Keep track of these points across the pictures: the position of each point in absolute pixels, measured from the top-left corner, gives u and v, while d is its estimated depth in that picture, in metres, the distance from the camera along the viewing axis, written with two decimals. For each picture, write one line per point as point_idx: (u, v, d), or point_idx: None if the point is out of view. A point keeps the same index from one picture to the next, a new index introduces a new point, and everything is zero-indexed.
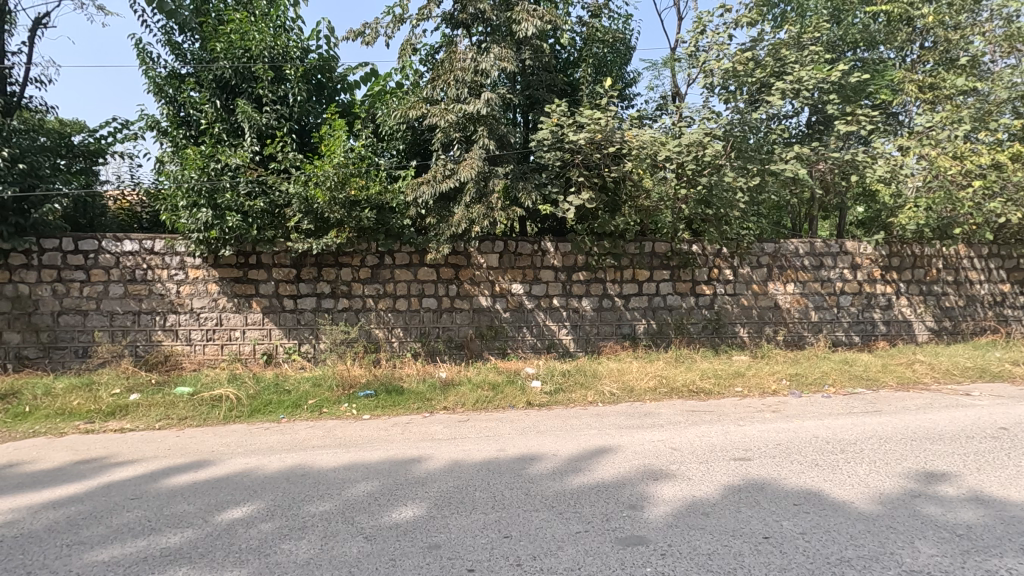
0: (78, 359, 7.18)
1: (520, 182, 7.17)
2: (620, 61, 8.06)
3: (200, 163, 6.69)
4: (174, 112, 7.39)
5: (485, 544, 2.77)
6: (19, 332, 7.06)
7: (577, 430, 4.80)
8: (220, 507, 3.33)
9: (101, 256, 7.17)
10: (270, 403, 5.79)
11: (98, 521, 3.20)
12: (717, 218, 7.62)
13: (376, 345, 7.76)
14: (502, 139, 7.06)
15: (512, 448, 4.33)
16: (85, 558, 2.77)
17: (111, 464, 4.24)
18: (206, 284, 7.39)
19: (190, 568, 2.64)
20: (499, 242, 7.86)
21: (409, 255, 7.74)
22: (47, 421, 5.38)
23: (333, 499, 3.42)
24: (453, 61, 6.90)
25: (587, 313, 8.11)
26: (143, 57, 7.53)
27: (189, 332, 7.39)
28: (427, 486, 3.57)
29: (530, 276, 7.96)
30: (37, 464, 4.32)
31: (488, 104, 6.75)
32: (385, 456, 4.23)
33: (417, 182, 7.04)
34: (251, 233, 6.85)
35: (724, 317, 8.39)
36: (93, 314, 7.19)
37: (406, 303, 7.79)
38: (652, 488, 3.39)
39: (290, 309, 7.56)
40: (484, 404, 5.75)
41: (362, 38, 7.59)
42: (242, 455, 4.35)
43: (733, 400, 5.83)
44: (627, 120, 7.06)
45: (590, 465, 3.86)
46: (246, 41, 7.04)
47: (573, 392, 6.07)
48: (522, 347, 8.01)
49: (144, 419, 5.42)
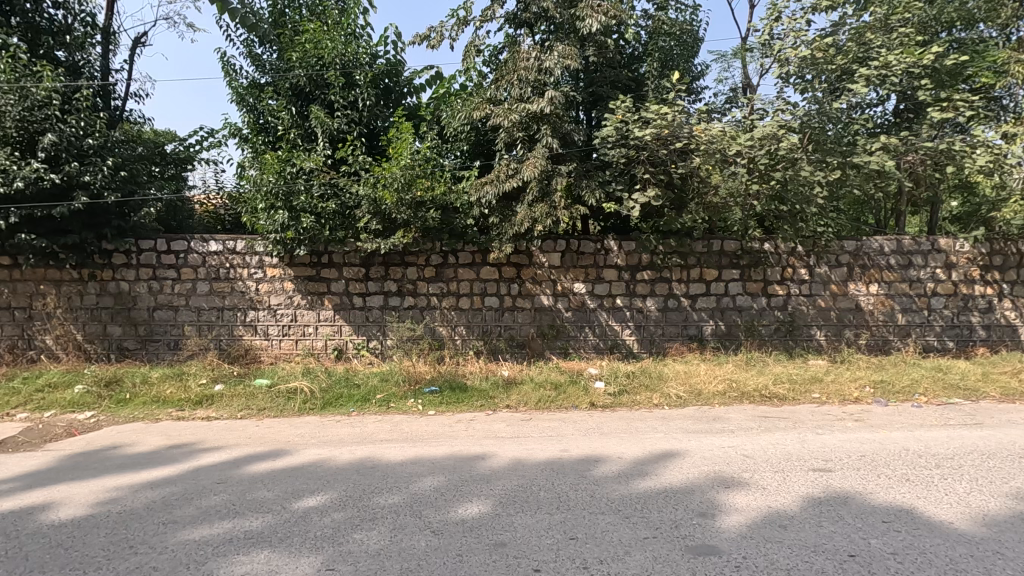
0: (170, 351, 7.78)
1: (583, 180, 7.06)
2: (688, 55, 7.83)
3: (278, 167, 7.04)
4: (255, 120, 7.87)
5: (551, 545, 2.75)
6: (120, 326, 7.72)
7: (641, 433, 4.69)
8: (296, 495, 3.50)
9: (190, 255, 7.71)
10: (341, 397, 6.04)
11: (189, 502, 3.45)
12: (792, 215, 7.21)
13: (440, 343, 7.91)
14: (565, 138, 6.98)
15: (575, 449, 4.28)
16: (179, 536, 2.99)
17: (199, 450, 4.56)
18: (282, 282, 7.80)
19: (271, 552, 2.79)
20: (562, 241, 7.80)
21: (472, 254, 7.84)
22: (144, 408, 5.88)
23: (401, 492, 3.51)
24: (517, 60, 6.89)
25: (652, 313, 7.92)
26: (227, 69, 8.06)
27: (267, 327, 7.83)
28: (491, 484, 3.59)
29: (593, 275, 7.86)
30: (135, 446, 4.72)
31: (551, 103, 6.69)
32: (449, 452, 4.29)
33: (481, 183, 7.10)
34: (324, 233, 7.18)
35: (799, 319, 7.96)
36: (183, 309, 7.76)
37: (469, 301, 7.90)
38: (724, 496, 3.26)
39: (359, 307, 7.85)
40: (547, 405, 5.72)
41: (427, 42, 7.76)
42: (315, 446, 4.56)
43: (810, 406, 5.51)
44: (696, 114, 6.86)
45: (655, 470, 3.76)
46: (320, 49, 7.43)
47: (637, 394, 5.94)
48: (584, 348, 7.93)
49: (228, 408, 5.79)
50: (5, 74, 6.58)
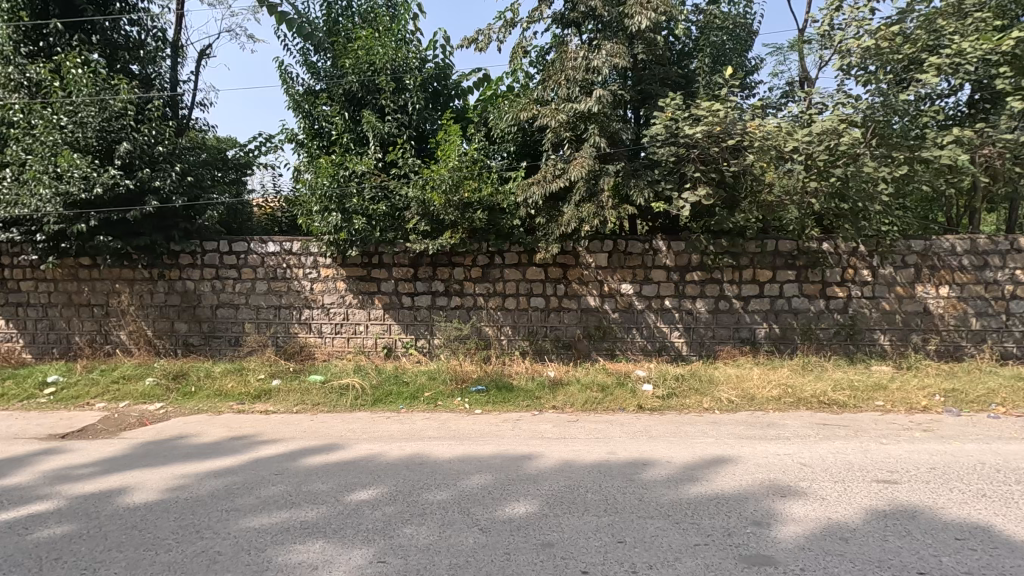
0: (231, 347, 8.18)
1: (631, 179, 6.94)
2: (741, 49, 7.59)
3: (331, 171, 7.27)
4: (310, 125, 8.17)
5: (599, 548, 2.73)
6: (186, 323, 8.17)
7: (691, 437, 4.58)
8: (349, 488, 3.61)
9: (250, 256, 8.07)
10: (390, 394, 6.19)
11: (250, 491, 3.62)
12: (853, 213, 6.85)
13: (486, 342, 7.98)
14: (613, 137, 6.90)
15: (623, 452, 4.23)
16: (241, 523, 3.14)
17: (258, 442, 4.77)
18: (335, 282, 8.06)
19: (326, 542, 2.88)
20: (609, 241, 7.72)
21: (518, 255, 7.86)
22: (208, 401, 6.21)
23: (449, 489, 3.57)
24: (565, 60, 6.87)
25: (702, 315, 7.73)
26: (284, 77, 8.41)
27: (321, 326, 8.11)
28: (538, 484, 3.59)
29: (641, 276, 7.74)
30: (200, 437, 4.99)
31: (599, 102, 6.63)
32: (497, 451, 4.32)
33: (528, 183, 7.10)
34: (375, 234, 7.38)
35: (860, 322, 7.58)
36: (243, 307, 8.14)
37: (515, 302, 7.93)
38: (780, 505, 3.14)
39: (408, 306, 8.02)
40: (593, 406, 5.68)
41: (475, 45, 7.85)
42: (367, 441, 4.69)
43: (873, 414, 5.24)
44: (749, 110, 6.67)
45: (706, 475, 3.67)
46: (371, 56, 7.65)
47: (687, 398, 5.81)
48: (631, 349, 7.82)
49: (285, 403, 6.03)
50: (87, 88, 7.03)
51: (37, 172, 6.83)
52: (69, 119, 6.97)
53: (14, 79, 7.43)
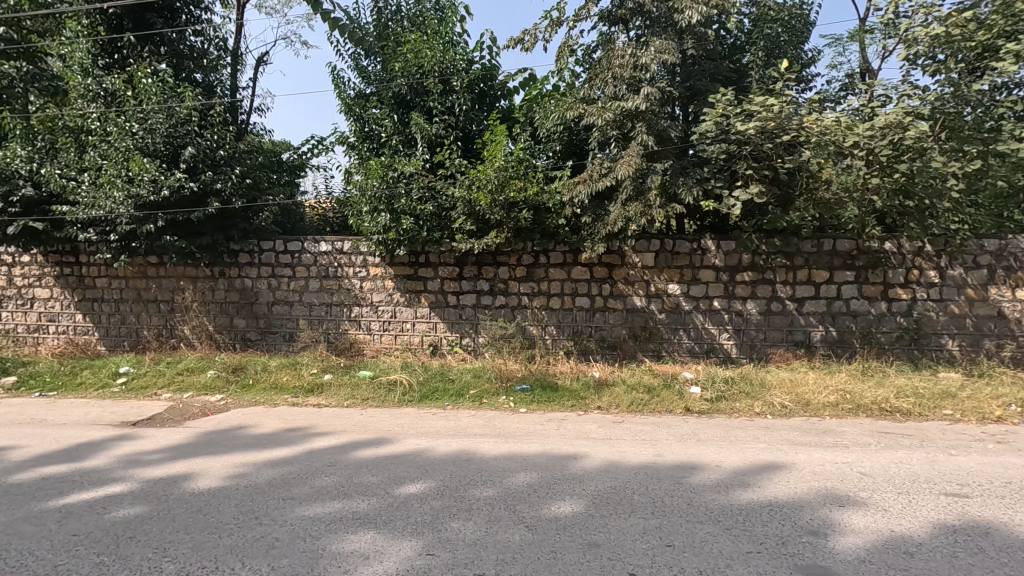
0: (286, 342, 8.51)
1: (679, 177, 6.80)
2: (797, 41, 7.32)
3: (381, 172, 7.45)
4: (360, 128, 8.40)
5: (647, 550, 2.70)
6: (244, 318, 8.56)
7: (742, 442, 4.45)
8: (398, 481, 3.71)
9: (303, 255, 8.38)
10: (437, 391, 6.31)
11: (304, 481, 3.77)
12: (919, 210, 6.50)
13: (531, 341, 7.99)
14: (661, 135, 6.79)
15: (670, 455, 4.17)
16: (296, 511, 3.27)
17: (311, 434, 4.95)
18: (384, 280, 8.26)
19: (377, 533, 2.97)
20: (656, 241, 7.60)
21: (563, 254, 7.84)
22: (265, 393, 6.49)
23: (495, 486, 3.60)
24: (611, 58, 6.78)
25: (753, 317, 7.50)
26: (337, 81, 8.69)
27: (369, 323, 8.33)
28: (583, 484, 3.58)
29: (689, 276, 7.58)
30: (258, 428, 5.22)
31: (647, 100, 6.53)
32: (542, 450, 4.33)
33: (573, 183, 7.06)
34: (422, 234, 7.52)
35: (926, 326, 7.18)
36: (296, 304, 8.45)
37: (560, 301, 7.92)
38: (838, 515, 3.02)
39: (454, 304, 8.13)
40: (639, 408, 5.60)
41: (521, 45, 7.88)
42: (414, 436, 4.80)
43: (940, 424, 4.95)
44: (806, 103, 6.42)
45: (757, 481, 3.57)
46: (420, 58, 7.80)
47: (737, 401, 5.65)
48: (678, 351, 7.68)
49: (336, 397, 6.24)
50: (156, 96, 7.49)
51: (111, 176, 7.28)
52: (141, 126, 7.42)
53: (91, 90, 7.87)
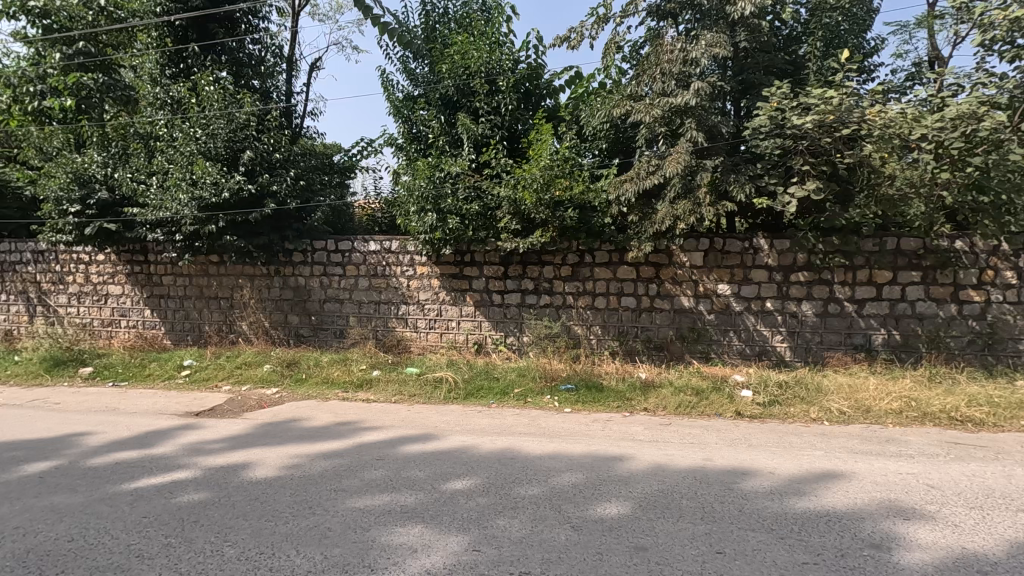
0: (336, 338, 8.78)
1: (730, 174, 6.61)
2: (859, 29, 6.94)
3: (428, 173, 7.59)
4: (408, 129, 8.56)
5: (696, 556, 2.64)
6: (297, 315, 8.89)
7: (796, 449, 4.28)
8: (444, 477, 3.76)
9: (353, 254, 8.62)
10: (482, 389, 6.37)
11: (355, 473, 3.88)
12: (995, 207, 6.08)
13: (576, 341, 7.95)
14: (711, 131, 6.62)
15: (719, 459, 4.06)
16: (347, 503, 3.38)
17: (361, 428, 5.09)
18: (430, 279, 8.40)
19: (424, 527, 3.02)
20: (705, 240, 7.41)
21: (609, 254, 7.76)
22: (317, 388, 6.72)
23: (540, 484, 3.61)
24: (660, 54, 6.66)
25: (809, 319, 7.20)
26: (386, 84, 8.89)
27: (416, 321, 8.48)
28: (630, 486, 3.54)
29: (740, 276, 7.35)
30: (310, 421, 5.41)
31: (697, 95, 6.38)
32: (587, 451, 4.30)
33: (620, 181, 6.97)
34: (468, 233, 7.59)
35: (1002, 330, 6.71)
36: (346, 302, 8.70)
37: (605, 301, 7.84)
38: (903, 529, 2.86)
39: (498, 303, 8.18)
40: (687, 410, 5.49)
41: (568, 43, 7.84)
42: (460, 433, 4.86)
43: (1018, 435, 4.61)
44: (868, 95, 6.12)
45: (813, 490, 3.42)
46: (467, 60, 7.89)
47: (791, 406, 5.44)
48: (728, 353, 7.46)
49: (384, 393, 6.39)
50: (218, 103, 7.86)
51: (177, 180, 7.70)
52: (203, 131, 7.80)
53: (159, 99, 8.29)
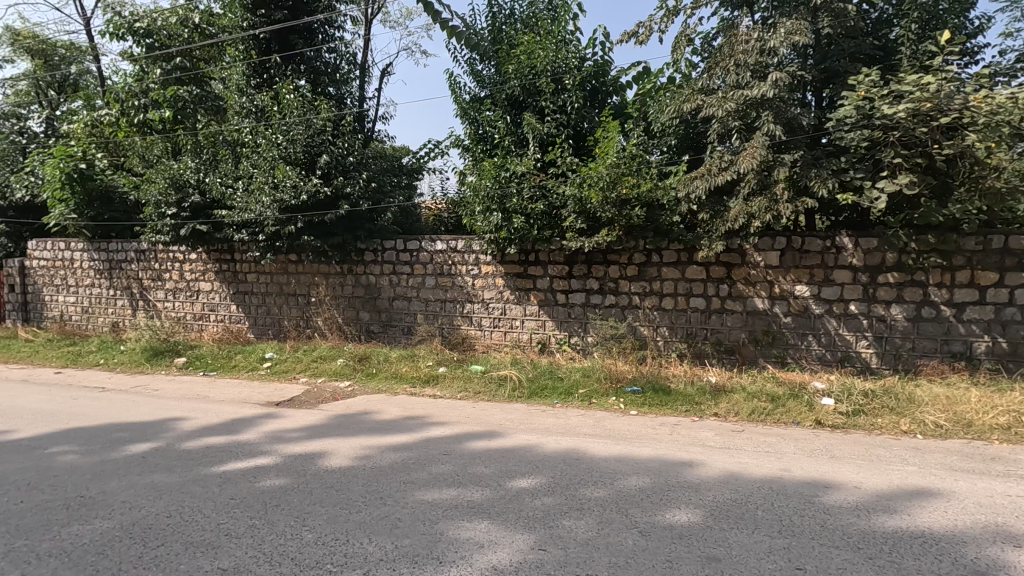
0: (404, 335, 9.06)
1: (811, 169, 6.24)
2: (960, 8, 6.36)
3: (494, 173, 7.66)
4: (475, 130, 8.68)
5: (773, 571, 2.51)
6: (368, 312, 9.24)
7: (885, 463, 3.97)
8: (510, 475, 3.79)
9: (421, 253, 8.84)
10: (546, 388, 6.37)
11: (423, 467, 3.98)
12: None
13: (642, 342, 7.78)
14: (791, 123, 6.28)
15: (798, 470, 3.84)
16: (416, 495, 3.47)
17: (428, 423, 5.22)
18: (495, 278, 8.48)
19: (490, 523, 3.05)
20: (781, 238, 7.03)
21: (677, 253, 7.54)
22: (386, 382, 6.97)
23: (607, 487, 3.55)
24: (734, 44, 6.39)
25: (899, 323, 6.67)
26: (454, 87, 9.07)
27: (480, 319, 8.59)
28: (700, 493, 3.41)
29: (820, 277, 6.92)
30: (380, 414, 5.60)
31: (775, 86, 6.08)
32: (655, 455, 4.20)
33: (690, 177, 6.74)
34: (532, 232, 7.60)
35: None
36: (414, 300, 8.95)
37: (673, 302, 7.62)
38: (1013, 557, 2.59)
39: (563, 303, 8.14)
40: (761, 417, 5.23)
41: (635, 39, 7.69)
42: (525, 432, 4.87)
43: None
44: (972, 80, 5.60)
45: (905, 508, 3.16)
46: (533, 59, 7.93)
47: (878, 417, 5.07)
48: (807, 358, 7.05)
49: (450, 389, 6.52)
50: (297, 110, 8.32)
51: (261, 183, 8.20)
52: (284, 137, 8.29)
53: (246, 107, 8.90)
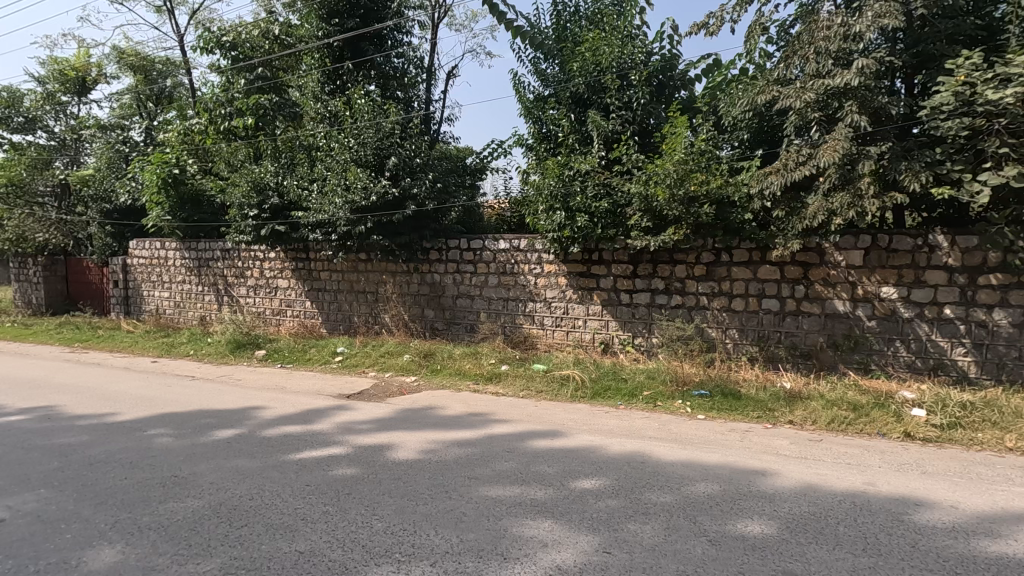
0: (467, 333, 9.20)
1: (901, 162, 5.80)
2: None
3: (558, 171, 7.62)
4: (538, 129, 8.69)
5: None
6: (433, 310, 9.46)
7: (986, 481, 3.63)
8: (573, 475, 3.76)
9: (484, 252, 8.94)
10: (609, 389, 6.28)
11: (486, 463, 4.03)
12: None
13: (710, 345, 7.52)
14: (878, 113, 5.86)
15: (884, 485, 3.58)
16: (480, 491, 3.51)
17: (491, 420, 5.27)
18: (557, 277, 8.45)
19: (554, 523, 3.05)
20: (866, 236, 6.58)
21: (748, 252, 7.22)
22: (450, 378, 7.12)
23: (674, 492, 3.46)
24: (814, 31, 6.03)
25: (1002, 329, 6.07)
26: (518, 87, 9.10)
27: (543, 318, 8.59)
28: (775, 504, 3.25)
29: (910, 278, 6.41)
30: (445, 410, 5.71)
31: (861, 73, 5.69)
32: (724, 462, 4.04)
33: (764, 173, 6.43)
34: (596, 231, 7.51)
35: None
36: (477, 298, 9.07)
37: (744, 303, 7.30)
38: None
39: (627, 303, 8.00)
40: (841, 426, 4.92)
41: (705, 30, 7.42)
42: (588, 433, 4.82)
43: None
44: None
45: (1011, 533, 2.88)
46: (598, 56, 7.83)
47: (976, 432, 4.64)
48: (894, 366, 6.55)
49: (513, 387, 6.56)
50: (368, 114, 8.65)
51: (334, 185, 8.58)
52: (356, 140, 8.65)
53: (320, 113, 9.35)
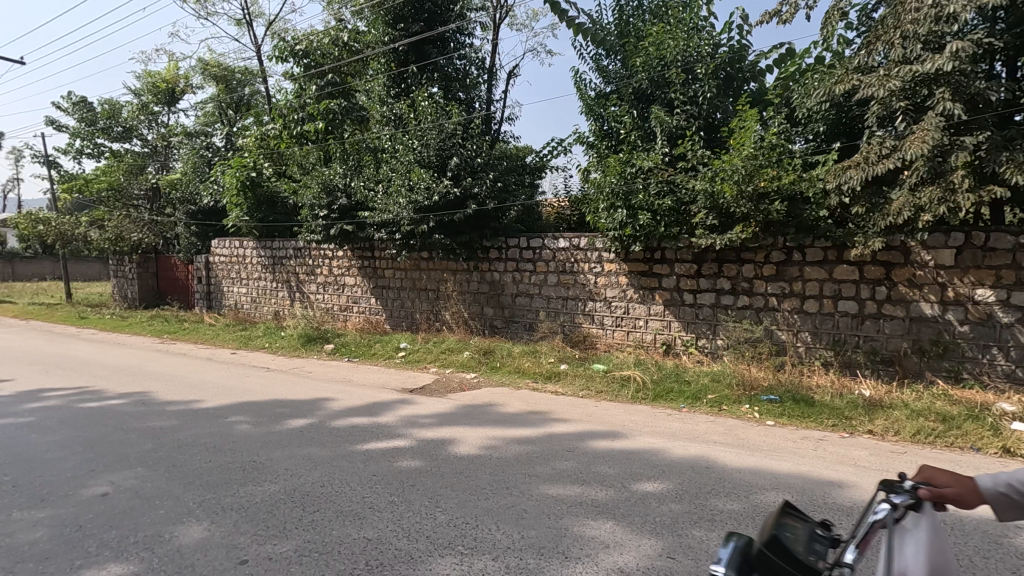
0: (526, 331, 9.24)
1: (1001, 152, 5.31)
2: None
3: (619, 169, 7.49)
4: (599, 127, 8.60)
5: None
6: (493, 308, 9.56)
7: None
8: (635, 477, 3.70)
9: (544, 251, 8.94)
10: (671, 391, 6.13)
11: (546, 462, 4.03)
12: None
13: (779, 348, 7.18)
14: (974, 100, 5.41)
15: (979, 504, 3.30)
16: (540, 489, 3.53)
17: (550, 419, 5.27)
18: (618, 276, 8.33)
19: (616, 524, 3.01)
20: (958, 233, 6.07)
21: (824, 251, 6.84)
22: (510, 376, 7.18)
23: (741, 500, 3.33)
24: (900, 14, 5.62)
25: None
26: (579, 84, 9.04)
27: (602, 318, 8.49)
28: (853, 518, 3.07)
29: (1011, 279, 5.86)
30: (505, 407, 5.76)
31: (955, 57, 5.25)
32: (797, 471, 3.85)
33: (842, 167, 6.06)
34: (659, 229, 7.33)
35: None
36: (536, 296, 9.08)
37: (817, 305, 6.92)
38: None
39: (690, 303, 7.78)
40: (927, 439, 4.58)
41: (778, 18, 7.08)
42: (650, 435, 4.73)
43: None
44: None
45: None
46: (662, 50, 7.65)
47: None
48: (990, 375, 6.00)
49: (572, 387, 6.53)
50: (431, 116, 8.87)
51: (399, 186, 8.84)
52: (419, 142, 8.90)
53: (386, 116, 9.66)
